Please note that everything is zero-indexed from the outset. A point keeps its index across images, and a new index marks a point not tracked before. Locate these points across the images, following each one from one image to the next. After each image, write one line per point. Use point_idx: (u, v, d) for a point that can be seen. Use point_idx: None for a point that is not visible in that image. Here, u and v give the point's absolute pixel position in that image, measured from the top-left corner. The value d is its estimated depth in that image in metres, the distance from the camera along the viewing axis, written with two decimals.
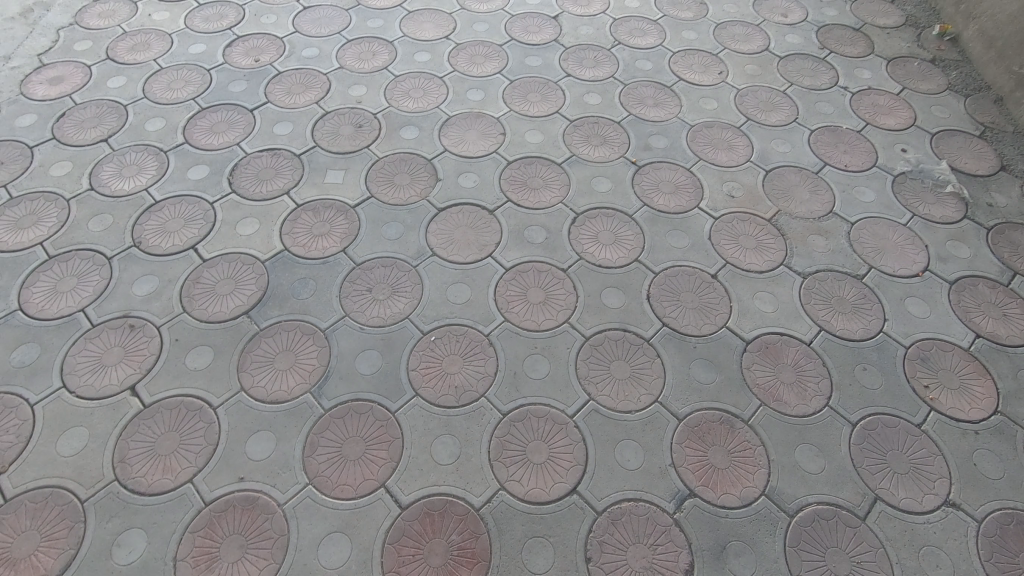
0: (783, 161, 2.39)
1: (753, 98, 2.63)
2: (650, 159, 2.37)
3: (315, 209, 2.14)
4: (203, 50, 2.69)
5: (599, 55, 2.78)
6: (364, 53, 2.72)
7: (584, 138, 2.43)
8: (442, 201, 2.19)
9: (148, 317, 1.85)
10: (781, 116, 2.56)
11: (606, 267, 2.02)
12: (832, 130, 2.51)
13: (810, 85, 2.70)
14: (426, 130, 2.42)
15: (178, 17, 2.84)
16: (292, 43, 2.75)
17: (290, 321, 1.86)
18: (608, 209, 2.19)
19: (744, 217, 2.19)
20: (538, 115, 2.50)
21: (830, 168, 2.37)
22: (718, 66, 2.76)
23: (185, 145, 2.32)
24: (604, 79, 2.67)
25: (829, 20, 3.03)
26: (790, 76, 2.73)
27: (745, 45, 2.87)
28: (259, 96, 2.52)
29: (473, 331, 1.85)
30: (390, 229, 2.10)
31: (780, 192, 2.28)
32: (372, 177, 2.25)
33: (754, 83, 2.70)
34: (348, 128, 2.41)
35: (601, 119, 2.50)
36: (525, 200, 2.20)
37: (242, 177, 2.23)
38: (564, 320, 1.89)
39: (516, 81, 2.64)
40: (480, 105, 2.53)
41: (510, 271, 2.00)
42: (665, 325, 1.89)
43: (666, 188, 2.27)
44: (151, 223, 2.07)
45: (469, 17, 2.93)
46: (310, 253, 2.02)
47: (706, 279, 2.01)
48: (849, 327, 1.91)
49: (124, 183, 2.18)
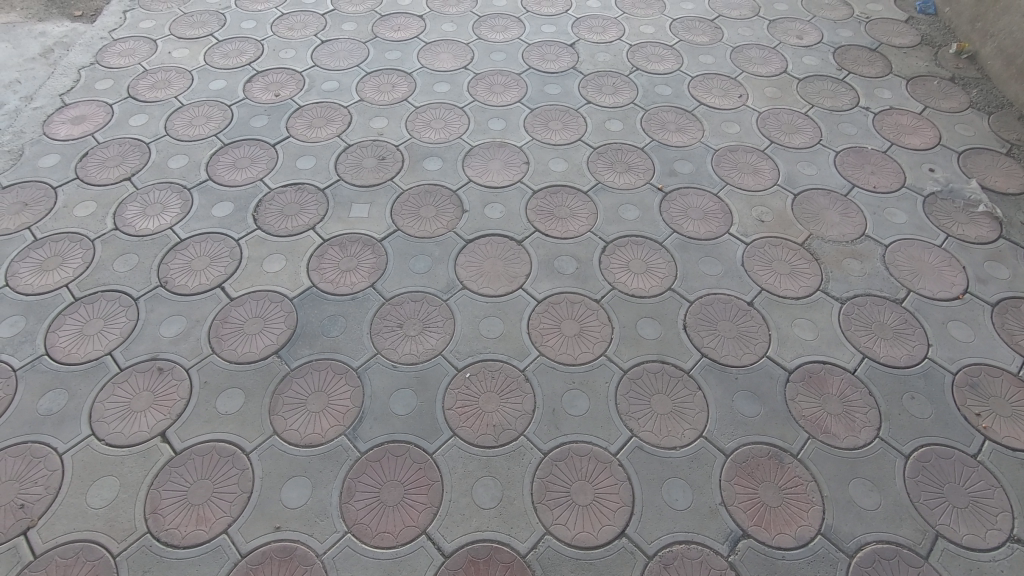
0: (810, 184, 2.37)
1: (775, 121, 2.62)
2: (676, 185, 2.35)
3: (342, 244, 2.12)
4: (223, 86, 2.70)
5: (618, 81, 2.78)
6: (384, 85, 2.73)
7: (608, 165, 2.41)
8: (470, 233, 2.16)
9: (176, 359, 1.81)
10: (804, 138, 2.55)
11: (639, 297, 1.99)
12: (857, 151, 2.49)
13: (831, 107, 2.69)
14: (449, 160, 2.41)
15: (198, 54, 2.86)
16: (312, 77, 2.76)
17: (321, 361, 1.82)
18: (638, 236, 2.16)
19: (776, 241, 2.16)
20: (560, 143, 2.49)
21: (859, 189, 2.35)
22: (737, 90, 2.76)
23: (208, 182, 2.31)
24: (624, 106, 2.67)
25: (845, 41, 3.03)
26: (810, 98, 2.73)
27: (762, 68, 2.87)
28: (281, 131, 2.51)
29: (508, 366, 1.81)
30: (418, 263, 2.07)
31: (810, 215, 2.25)
32: (397, 210, 2.23)
33: (775, 106, 2.69)
34: (371, 161, 2.40)
35: (624, 145, 2.49)
36: (553, 229, 2.18)
37: (266, 213, 2.21)
38: (601, 353, 1.84)
39: (536, 110, 2.63)
40: (502, 134, 2.52)
41: (543, 304, 1.97)
42: (705, 356, 1.85)
43: (694, 213, 2.25)
44: (177, 262, 2.05)
45: (486, 47, 2.94)
46: (339, 289, 1.99)
47: (742, 307, 1.97)
48: (893, 353, 1.86)
49: (148, 222, 2.17)
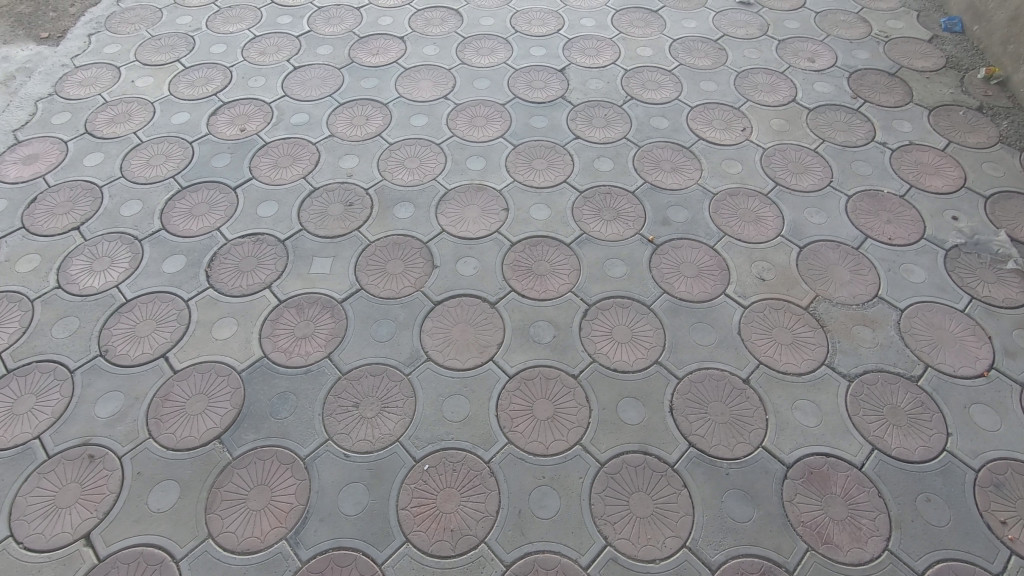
0: (818, 235, 2.14)
1: (781, 159, 2.39)
2: (668, 235, 2.14)
3: (299, 306, 1.94)
4: (186, 119, 2.53)
5: (610, 112, 2.56)
6: (357, 119, 2.54)
7: (595, 212, 2.21)
8: (439, 293, 1.97)
9: (110, 445, 1.65)
10: (813, 179, 2.32)
11: (622, 372, 1.79)
12: (871, 195, 2.26)
13: (844, 142, 2.45)
14: (422, 206, 2.22)
15: (162, 82, 2.69)
16: (281, 108, 2.58)
17: (267, 448, 1.65)
18: (624, 298, 1.96)
19: (778, 304, 1.95)
20: (544, 186, 2.29)
21: (873, 241, 2.12)
22: (740, 122, 2.53)
23: (162, 231, 2.15)
24: (615, 141, 2.45)
25: (861, 64, 2.78)
26: (821, 132, 2.49)
27: (769, 97, 2.64)
28: (244, 172, 2.34)
29: (472, 457, 1.63)
30: (380, 329, 1.89)
31: (817, 272, 2.03)
32: (362, 265, 2.05)
33: (782, 141, 2.46)
34: (337, 207, 2.21)
35: (613, 189, 2.28)
36: (530, 288, 1.99)
37: (221, 268, 2.04)
38: (576, 442, 1.65)
39: (519, 147, 2.43)
40: (481, 175, 2.32)
41: (514, 380, 1.78)
42: (693, 446, 1.65)
43: (688, 270, 2.04)
44: (120, 328, 1.89)
45: (469, 73, 2.74)
46: (292, 360, 1.82)
47: (736, 385, 1.76)
48: (907, 445, 1.65)
49: (94, 279, 2.01)
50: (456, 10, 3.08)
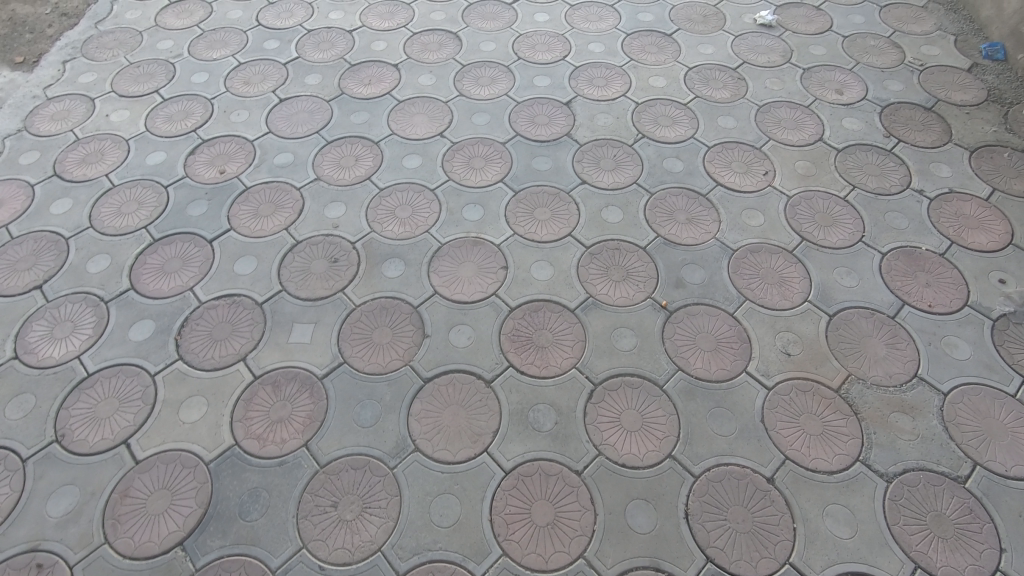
0: (848, 300, 1.94)
1: (807, 209, 2.18)
2: (683, 300, 1.95)
3: (276, 382, 1.77)
4: (162, 160, 2.35)
5: (620, 153, 2.36)
6: (345, 159, 2.35)
7: (602, 271, 2.02)
8: (429, 368, 1.79)
9: (61, 551, 1.49)
10: (842, 233, 2.11)
11: (631, 468, 1.61)
12: (907, 253, 2.06)
13: (876, 189, 2.24)
14: (413, 264, 2.04)
15: (139, 117, 2.51)
16: (264, 147, 2.39)
17: (234, 557, 1.48)
18: (633, 377, 1.77)
19: (805, 385, 1.75)
20: (546, 240, 2.10)
21: (910, 309, 1.92)
22: (762, 165, 2.32)
23: (130, 292, 1.97)
24: (625, 187, 2.25)
25: (894, 97, 2.56)
26: (850, 177, 2.28)
27: (793, 135, 2.42)
28: (222, 221, 2.16)
29: (462, 572, 1.45)
30: (364, 411, 1.71)
31: (848, 346, 1.84)
32: (346, 334, 1.87)
33: (807, 188, 2.25)
34: (321, 264, 2.04)
35: (623, 243, 2.09)
36: (530, 364, 1.80)
37: (192, 336, 1.87)
38: (579, 555, 1.47)
39: (521, 193, 2.24)
40: (479, 227, 2.14)
41: (511, 476, 1.60)
42: (710, 561, 1.47)
43: (705, 343, 1.85)
44: (79, 408, 1.73)
45: (467, 107, 2.54)
46: (265, 449, 1.64)
47: (760, 486, 1.58)
48: (954, 563, 1.46)
49: (54, 348, 1.84)
50: (455, 33, 2.87)
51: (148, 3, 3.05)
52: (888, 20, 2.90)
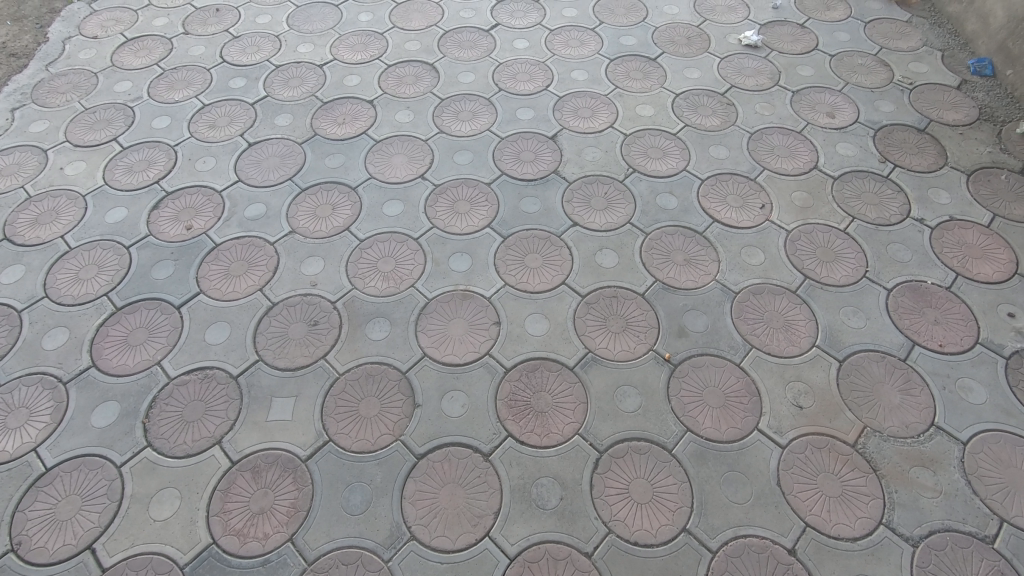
0: (857, 343, 1.86)
1: (807, 244, 2.10)
2: (687, 351, 1.85)
3: (256, 468, 1.63)
4: (123, 217, 2.19)
5: (610, 190, 2.26)
6: (322, 208, 2.21)
7: (601, 322, 1.91)
8: (422, 443, 1.67)
9: None
10: (846, 269, 2.04)
11: (645, 547, 1.50)
12: (913, 288, 1.99)
13: (876, 219, 2.17)
14: (400, 324, 1.91)
15: (96, 169, 2.34)
16: (233, 198, 2.25)
17: None
18: (640, 442, 1.67)
19: (820, 442, 1.67)
20: (540, 290, 1.98)
21: (921, 350, 1.84)
22: (758, 198, 2.24)
23: (91, 370, 1.81)
24: (618, 227, 2.15)
25: (886, 119, 2.50)
26: (849, 207, 2.21)
27: (787, 164, 2.35)
28: (190, 284, 2.01)
29: None
30: (354, 496, 1.58)
31: (861, 395, 1.75)
32: (331, 407, 1.74)
33: (806, 220, 2.17)
34: (300, 328, 1.90)
35: (620, 290, 1.98)
36: (530, 432, 1.69)
37: (162, 419, 1.72)
38: None
39: (509, 238, 2.12)
40: (467, 278, 2.02)
41: (516, 564, 1.48)
42: None
43: (713, 399, 1.75)
44: (37, 509, 1.56)
45: (449, 145, 2.42)
46: (246, 548, 1.50)
47: (782, 560, 1.48)
48: None
49: (6, 440, 1.67)
50: (432, 64, 2.75)
51: (102, 41, 2.87)
52: (873, 36, 2.85)
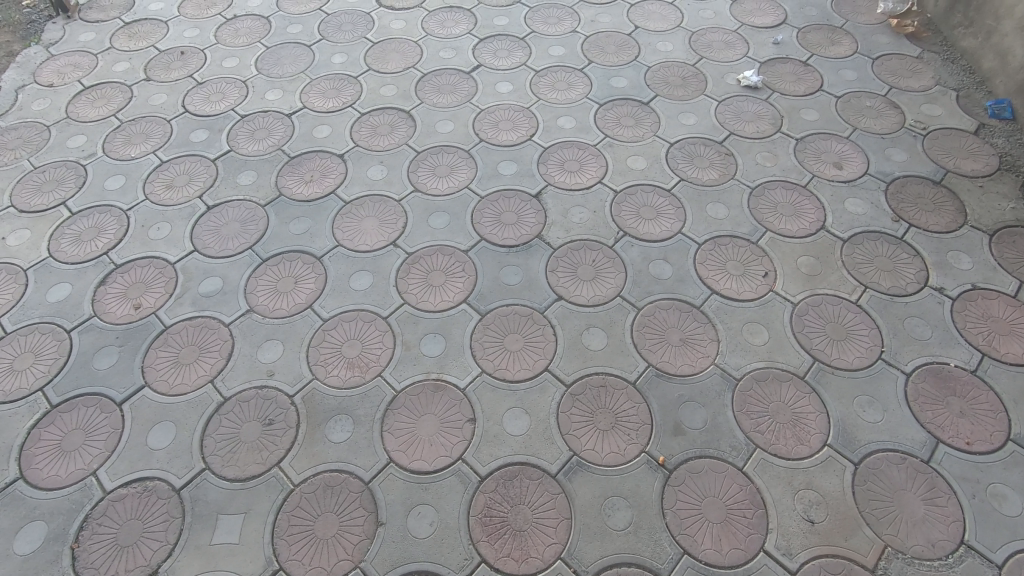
0: (874, 441, 1.66)
1: (816, 320, 1.91)
2: (683, 453, 1.65)
3: None
4: (66, 294, 2.01)
5: (599, 257, 2.07)
6: (284, 282, 2.03)
7: (587, 418, 1.72)
8: (384, 571, 1.48)
9: None
10: (859, 350, 1.84)
11: None
12: (935, 372, 1.79)
13: (891, 289, 1.97)
14: (364, 422, 1.72)
15: (40, 238, 2.16)
16: (188, 271, 2.06)
17: None
18: (631, 568, 1.47)
19: (835, 566, 1.47)
20: (520, 379, 1.79)
21: (946, 449, 1.65)
22: (761, 264, 2.04)
23: (18, 483, 1.63)
24: (607, 301, 1.96)
25: (898, 170, 2.30)
26: (860, 274, 2.01)
27: (792, 223, 2.15)
28: (135, 375, 1.82)
29: None
30: None
31: (880, 506, 1.56)
32: (283, 527, 1.55)
33: (814, 290, 1.98)
34: (253, 428, 1.71)
35: (609, 378, 1.79)
36: (506, 556, 1.49)
37: (93, 543, 1.53)
38: None
39: (488, 316, 1.93)
40: (440, 365, 1.83)
41: None
42: None
43: (713, 512, 1.55)
44: None
45: (424, 205, 2.23)
46: None
47: None
48: None
49: None
50: (408, 112, 2.57)
51: (58, 89, 2.70)
52: (882, 75, 2.66)
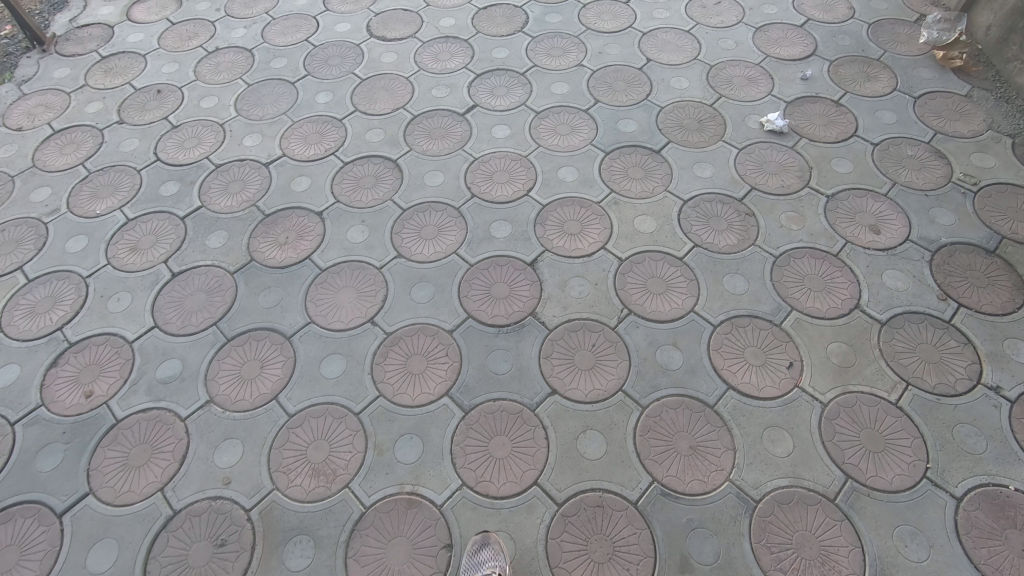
0: None
1: (849, 425, 1.65)
2: None
3: None
4: (14, 379, 1.84)
5: (600, 340, 1.84)
6: (249, 366, 1.83)
7: (581, 547, 1.49)
8: None
9: None
10: (901, 465, 1.58)
11: None
12: (991, 496, 1.53)
13: (938, 386, 1.71)
14: (327, 546, 1.51)
15: None
16: (146, 351, 1.88)
17: None
18: None
19: None
20: (505, 494, 1.57)
21: None
22: (785, 353, 1.79)
23: None
24: (608, 397, 1.73)
25: (945, 235, 2.02)
26: (901, 367, 1.75)
27: (822, 301, 1.89)
28: (79, 480, 1.64)
29: None
30: None
31: None
32: None
33: (847, 387, 1.72)
34: (202, 551, 1.52)
35: (607, 495, 1.56)
36: None
37: None
38: None
39: (472, 413, 1.72)
40: (416, 474, 1.62)
41: None
42: None
43: None
44: None
45: (408, 274, 2.02)
46: None
47: None
48: None
49: None
50: (395, 161, 2.35)
51: (26, 134, 2.53)
52: (925, 117, 2.37)
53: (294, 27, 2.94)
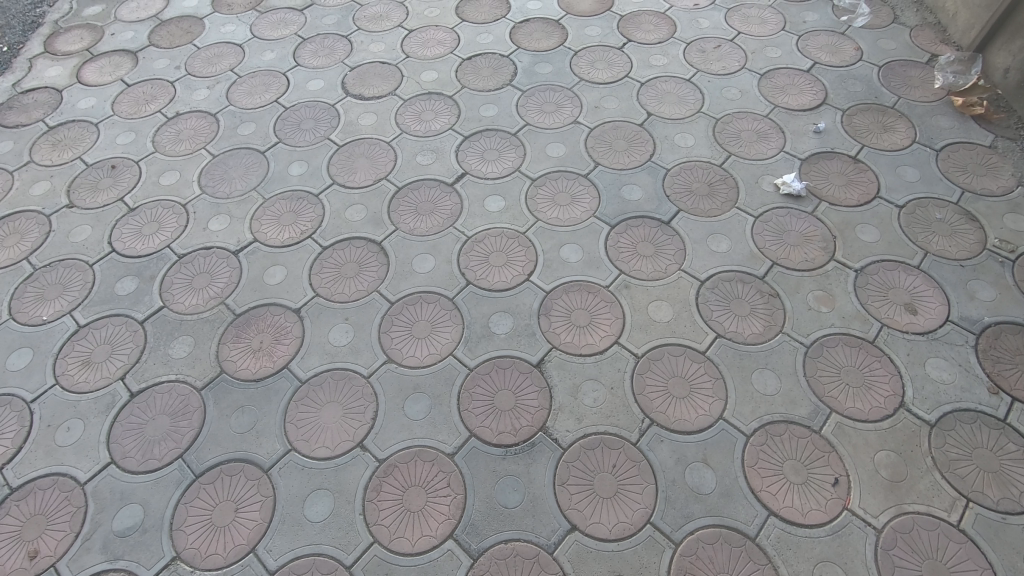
0: None
1: (909, 556, 1.46)
2: None
3: None
4: None
5: (620, 459, 1.63)
6: (221, 510, 1.59)
7: None
8: None
9: None
10: None
11: None
12: None
13: (1002, 502, 1.53)
14: None
15: None
16: (101, 496, 1.63)
17: None
18: None
19: None
20: None
21: None
22: (828, 467, 1.60)
23: None
24: (635, 532, 1.52)
25: (988, 313, 1.85)
26: (959, 480, 1.56)
27: (862, 400, 1.70)
28: None
29: None
30: None
31: None
32: None
33: (901, 507, 1.53)
34: None
35: None
36: None
37: None
38: None
39: (481, 560, 1.49)
40: None
41: None
42: None
43: None
44: None
45: (400, 384, 1.80)
46: None
47: None
48: None
49: None
50: (379, 244, 2.13)
51: None
52: (950, 173, 2.20)
53: (263, 87, 2.70)
